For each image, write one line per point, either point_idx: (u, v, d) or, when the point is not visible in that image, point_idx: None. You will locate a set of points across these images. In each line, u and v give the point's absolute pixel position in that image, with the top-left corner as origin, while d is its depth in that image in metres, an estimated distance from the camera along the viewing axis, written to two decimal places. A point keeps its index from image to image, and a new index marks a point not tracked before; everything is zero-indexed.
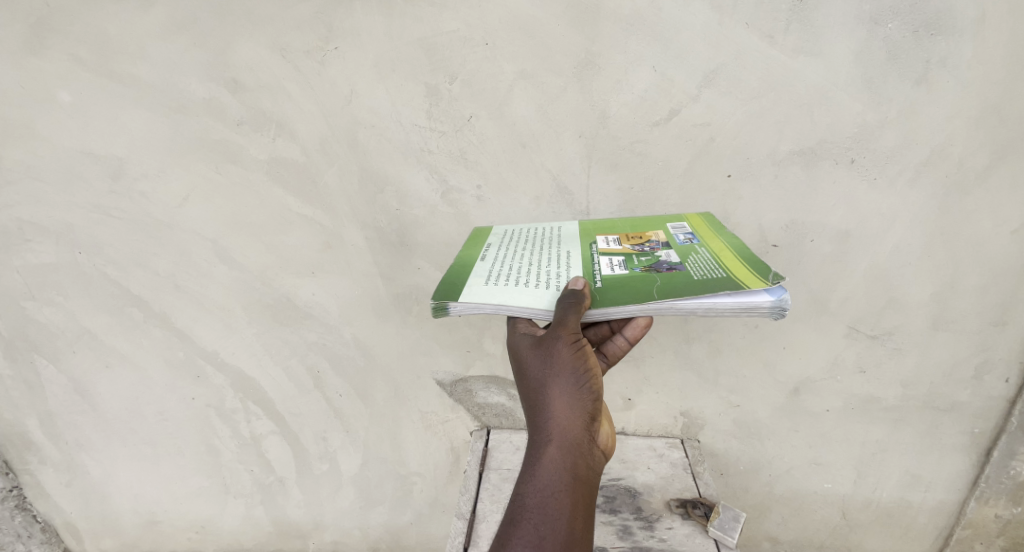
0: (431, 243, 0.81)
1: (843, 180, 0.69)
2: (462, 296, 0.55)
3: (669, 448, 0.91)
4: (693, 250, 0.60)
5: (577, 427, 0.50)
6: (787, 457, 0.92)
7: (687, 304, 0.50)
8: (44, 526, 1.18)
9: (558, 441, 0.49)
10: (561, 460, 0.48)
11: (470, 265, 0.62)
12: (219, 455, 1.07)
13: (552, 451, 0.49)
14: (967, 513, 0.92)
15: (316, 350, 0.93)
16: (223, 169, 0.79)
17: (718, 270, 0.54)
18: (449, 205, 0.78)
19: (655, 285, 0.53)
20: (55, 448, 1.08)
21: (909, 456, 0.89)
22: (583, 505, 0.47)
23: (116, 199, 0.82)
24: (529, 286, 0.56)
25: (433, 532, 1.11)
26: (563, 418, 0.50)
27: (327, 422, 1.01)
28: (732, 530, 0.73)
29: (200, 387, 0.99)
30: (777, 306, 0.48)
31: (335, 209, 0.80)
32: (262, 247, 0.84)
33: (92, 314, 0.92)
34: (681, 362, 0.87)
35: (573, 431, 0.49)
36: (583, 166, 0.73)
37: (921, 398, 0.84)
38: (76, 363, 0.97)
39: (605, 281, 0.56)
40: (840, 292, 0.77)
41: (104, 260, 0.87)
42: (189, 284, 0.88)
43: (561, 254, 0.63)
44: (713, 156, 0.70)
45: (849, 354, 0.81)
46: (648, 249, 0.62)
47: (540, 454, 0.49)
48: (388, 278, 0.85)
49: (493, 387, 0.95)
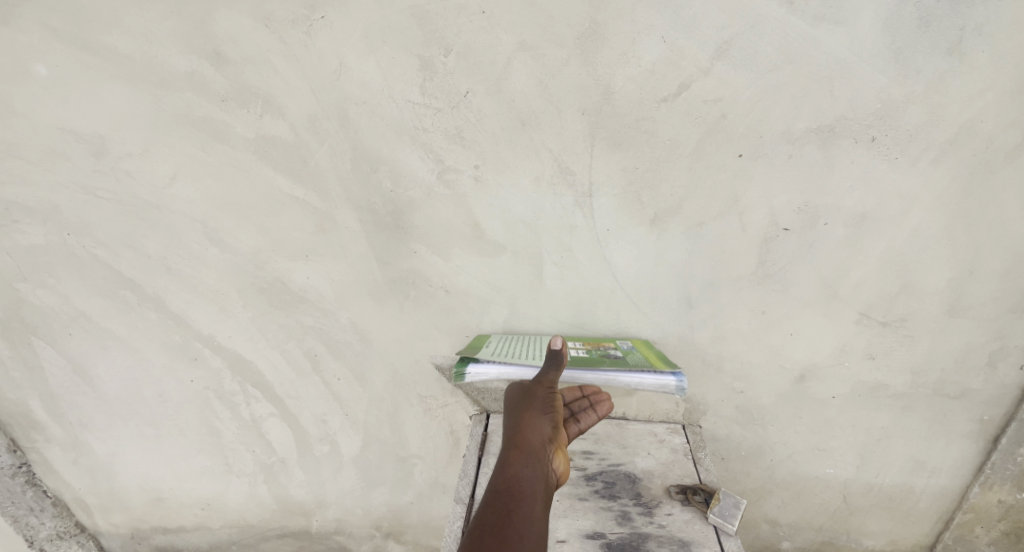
0: (426, 226, 0.78)
1: (862, 159, 0.65)
2: (476, 361, 0.69)
3: (670, 434, 0.89)
4: (632, 349, 0.75)
5: (542, 447, 0.57)
6: (789, 442, 0.92)
7: (624, 378, 0.66)
8: (54, 501, 1.20)
9: (523, 451, 0.56)
10: (526, 468, 0.55)
11: (476, 348, 0.75)
12: (221, 436, 1.07)
13: (518, 457, 0.56)
14: (970, 498, 0.91)
15: (313, 333, 0.92)
16: (209, 148, 0.75)
17: (646, 361, 0.70)
18: (446, 186, 0.75)
19: (605, 362, 0.69)
20: (59, 428, 1.08)
21: (915, 443, 0.88)
22: (541, 501, 0.53)
23: (102, 178, 0.79)
24: (524, 357, 0.69)
25: (434, 512, 1.12)
26: (531, 434, 0.58)
27: (326, 404, 1.00)
28: (731, 518, 0.72)
29: (198, 369, 0.98)
30: (679, 385, 0.65)
31: (328, 190, 0.77)
32: (253, 229, 0.81)
33: (85, 296, 0.90)
34: (684, 348, 0.84)
35: (537, 446, 0.57)
36: (585, 145, 0.69)
37: (931, 385, 0.81)
38: (73, 345, 0.96)
39: (572, 358, 0.70)
40: (852, 278, 0.74)
41: (94, 242, 0.84)
42: (182, 267, 0.86)
43: (544, 344, 0.76)
44: (724, 134, 0.66)
45: (859, 340, 0.79)
46: (603, 346, 0.76)
47: (509, 462, 0.56)
48: (384, 263, 0.83)
49: (493, 372, 0.93)
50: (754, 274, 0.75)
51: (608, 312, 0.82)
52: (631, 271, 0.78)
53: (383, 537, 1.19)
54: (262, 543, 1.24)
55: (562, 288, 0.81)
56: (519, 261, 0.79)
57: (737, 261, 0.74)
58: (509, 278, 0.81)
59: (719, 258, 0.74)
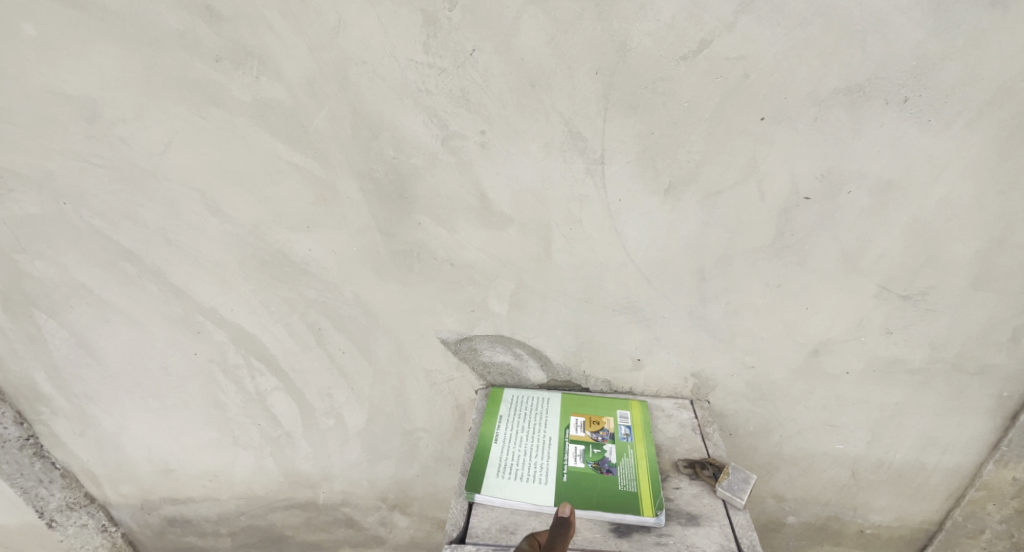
0: (430, 195, 0.76)
1: (892, 122, 0.62)
2: (484, 480, 0.72)
3: (678, 409, 0.88)
4: (626, 447, 0.78)
5: None
6: (799, 418, 0.90)
7: (610, 515, 0.67)
8: (63, 473, 1.21)
9: None
10: None
11: (484, 447, 0.78)
12: (226, 409, 1.07)
13: None
14: (983, 475, 0.91)
15: (316, 307, 0.90)
16: (205, 112, 0.72)
17: (632, 484, 0.71)
18: (451, 153, 0.72)
19: (595, 488, 0.71)
20: (65, 400, 1.08)
21: (928, 419, 0.86)
22: None
23: (96, 145, 0.76)
24: (526, 481, 0.72)
25: (440, 484, 1.13)
26: None
27: (331, 378, 1.00)
28: (741, 492, 0.70)
29: (202, 343, 0.97)
30: (656, 524, 0.66)
31: (328, 157, 0.74)
32: (252, 199, 0.79)
33: (84, 267, 0.89)
34: (696, 323, 0.82)
35: None
36: (598, 108, 0.66)
37: (949, 360, 0.79)
38: (75, 318, 0.95)
39: (567, 474, 0.73)
40: (874, 250, 0.71)
41: (91, 212, 0.82)
42: (181, 238, 0.84)
43: (545, 438, 0.79)
44: (746, 95, 0.62)
45: (877, 315, 0.76)
46: (600, 439, 0.79)
47: None
48: (387, 234, 0.80)
49: (499, 346, 0.91)
50: (771, 246, 0.73)
51: (618, 286, 0.80)
52: (643, 243, 0.75)
53: (389, 509, 1.20)
54: (270, 514, 1.26)
55: (571, 261, 0.78)
56: (526, 233, 0.77)
57: (754, 232, 0.72)
58: (516, 251, 0.79)
59: (736, 229, 0.72)
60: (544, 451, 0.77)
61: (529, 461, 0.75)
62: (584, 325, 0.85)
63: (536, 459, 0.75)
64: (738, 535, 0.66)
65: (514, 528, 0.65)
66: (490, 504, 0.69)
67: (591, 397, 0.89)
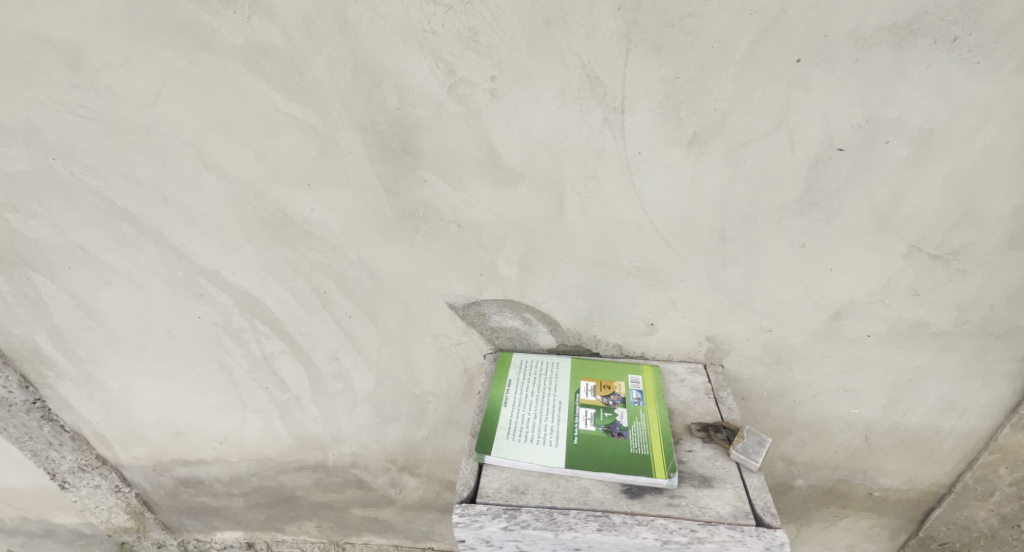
0: (437, 150, 0.71)
1: (940, 64, 0.57)
2: (495, 441, 0.71)
3: (691, 373, 0.87)
4: (637, 412, 0.76)
5: None
6: (815, 382, 0.89)
7: (622, 478, 0.66)
8: (73, 435, 1.23)
9: None
10: None
11: (494, 409, 0.77)
12: (233, 373, 1.06)
13: None
14: (999, 439, 0.90)
15: (320, 269, 0.88)
16: (195, 58, 0.67)
17: (644, 447, 0.70)
18: (458, 102, 0.67)
19: (607, 451, 0.69)
20: (71, 363, 1.07)
21: (948, 383, 0.85)
22: None
23: (82, 95, 0.72)
24: (538, 443, 0.70)
25: (448, 447, 1.13)
26: None
27: (338, 342, 0.98)
28: (756, 455, 0.69)
29: (205, 306, 0.95)
30: (669, 486, 0.65)
31: (328, 108, 0.69)
32: (249, 154, 0.75)
33: (80, 228, 0.86)
34: (713, 285, 0.79)
35: None
36: (619, 51, 0.61)
37: (975, 323, 0.77)
38: (74, 280, 0.93)
39: (579, 437, 0.71)
40: (907, 207, 0.67)
41: (82, 168, 0.79)
42: (178, 196, 0.81)
43: (556, 402, 0.78)
44: (781, 34, 0.57)
45: (905, 276, 0.73)
46: (612, 404, 0.77)
47: None
48: (391, 193, 0.77)
49: (508, 311, 0.89)
50: (798, 203, 0.69)
51: (633, 248, 0.76)
52: (662, 202, 0.71)
53: (398, 471, 1.21)
54: (281, 476, 1.27)
55: (585, 221, 0.75)
56: (538, 191, 0.73)
57: (781, 188, 0.68)
58: (527, 211, 0.75)
59: (762, 184, 0.68)
60: (555, 415, 0.75)
61: (539, 424, 0.74)
62: (597, 288, 0.82)
63: (546, 423, 0.74)
64: (752, 496, 0.64)
65: (526, 489, 0.65)
66: (500, 465, 0.68)
67: (601, 361, 0.87)
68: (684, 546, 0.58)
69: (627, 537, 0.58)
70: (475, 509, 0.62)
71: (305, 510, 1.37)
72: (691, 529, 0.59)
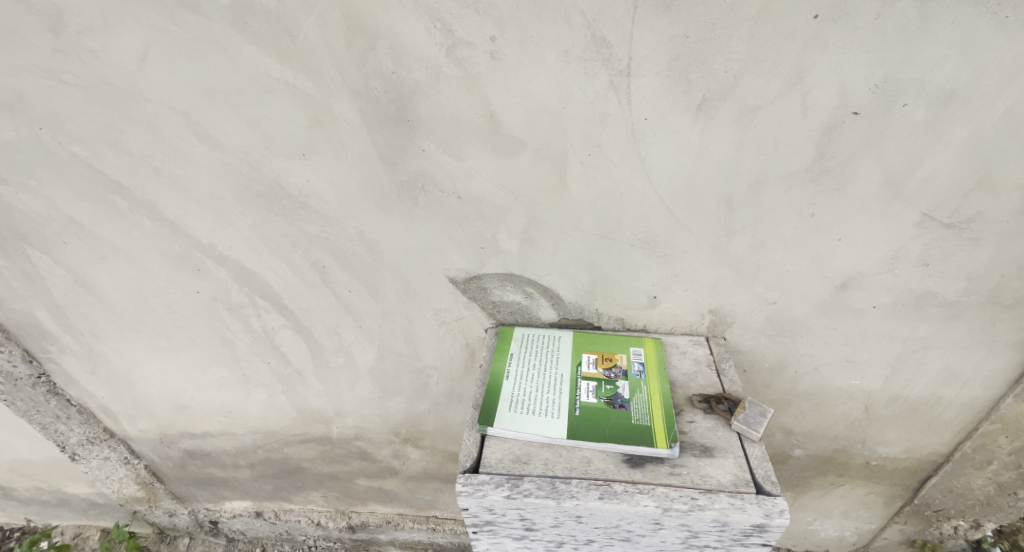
0: (435, 117, 0.69)
1: (966, 19, 0.53)
2: (497, 413, 0.70)
3: (693, 346, 0.86)
4: (639, 384, 0.76)
5: None
6: (818, 354, 0.89)
7: (624, 448, 0.66)
8: (79, 409, 1.24)
9: None
10: None
11: (496, 382, 0.76)
12: (234, 347, 1.06)
13: None
14: (1000, 409, 0.90)
15: (318, 243, 0.86)
16: (179, 19, 0.64)
17: (646, 418, 0.70)
18: (457, 66, 0.64)
19: (609, 422, 0.69)
20: (72, 338, 1.07)
21: (952, 354, 0.84)
22: None
23: (64, 59, 0.68)
24: (541, 415, 0.70)
25: (451, 420, 1.14)
26: None
27: (338, 317, 0.98)
28: (757, 425, 0.68)
29: (203, 281, 0.94)
30: (671, 455, 0.65)
31: (321, 73, 0.66)
32: (242, 123, 0.72)
33: (72, 201, 0.84)
34: (719, 257, 0.78)
35: None
36: (627, 7, 0.57)
37: (984, 293, 0.76)
38: (70, 254, 0.92)
39: (581, 409, 0.71)
40: (921, 174, 0.65)
41: (70, 138, 0.76)
42: (170, 167, 0.78)
43: (558, 375, 0.77)
44: None
45: (915, 246, 0.72)
46: (613, 376, 0.77)
47: None
48: (389, 163, 0.74)
49: (509, 285, 0.87)
50: (808, 171, 0.67)
51: (638, 219, 0.75)
52: (668, 170, 0.69)
53: (402, 443, 1.23)
54: (286, 448, 1.29)
55: (588, 192, 0.73)
56: (540, 160, 0.70)
57: (791, 155, 0.65)
58: (528, 181, 0.73)
59: (772, 151, 0.65)
60: (556, 387, 0.75)
61: (541, 396, 0.73)
62: (600, 261, 0.81)
63: (548, 395, 0.74)
64: (752, 466, 0.65)
65: (528, 459, 0.65)
66: (503, 436, 0.68)
67: (603, 334, 0.86)
68: (685, 513, 0.58)
69: (629, 505, 0.59)
70: (478, 478, 0.62)
71: (311, 481, 1.40)
72: (692, 496, 0.60)
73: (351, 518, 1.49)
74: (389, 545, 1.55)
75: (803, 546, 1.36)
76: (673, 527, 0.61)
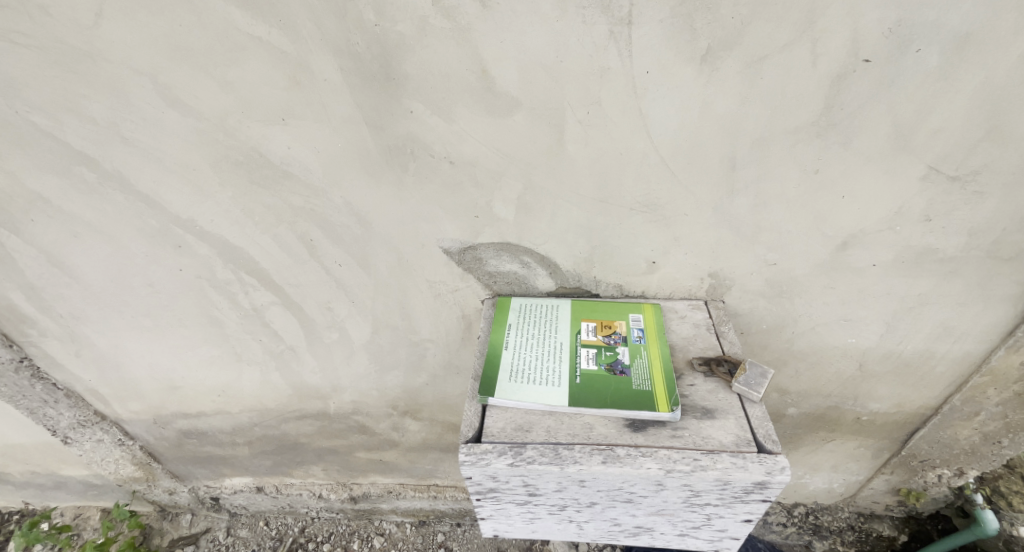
0: (423, 75, 0.64)
1: None
2: (497, 385, 0.69)
3: (693, 310, 0.85)
4: (639, 350, 0.75)
5: None
6: (815, 314, 0.89)
7: (626, 413, 0.65)
8: (67, 393, 1.21)
9: None
10: None
11: (495, 352, 0.75)
12: (224, 325, 1.03)
13: None
14: (991, 362, 0.92)
15: (304, 216, 0.82)
16: None
17: (647, 383, 0.69)
18: (445, 16, 0.59)
19: (610, 388, 0.68)
20: (51, 321, 1.03)
21: (948, 309, 0.85)
22: None
23: (12, 16, 0.62)
24: (542, 384, 0.69)
25: (449, 392, 1.14)
26: None
27: (329, 291, 0.95)
28: (758, 386, 0.68)
29: (185, 258, 0.90)
30: (673, 419, 0.65)
31: (297, 27, 0.61)
32: (214, 86, 0.67)
33: (37, 175, 0.79)
34: (719, 219, 0.76)
35: None
36: None
37: (984, 247, 0.76)
38: (41, 233, 0.87)
39: (581, 376, 0.70)
40: (930, 124, 0.63)
41: (27, 106, 0.70)
42: (139, 136, 0.73)
43: (557, 344, 0.76)
44: None
45: (919, 201, 0.71)
46: (613, 343, 0.76)
47: None
48: (375, 127, 0.70)
49: (505, 255, 0.85)
50: (815, 125, 0.64)
51: (637, 181, 0.72)
52: (670, 127, 0.66)
53: (400, 415, 1.23)
54: (283, 424, 1.28)
55: (587, 152, 0.69)
56: (536, 119, 0.67)
57: (798, 108, 0.63)
58: (524, 143, 0.69)
59: (778, 104, 0.63)
60: (556, 356, 0.74)
61: (541, 365, 0.72)
62: (598, 227, 0.78)
63: (548, 363, 0.73)
64: (753, 426, 0.64)
65: (530, 427, 0.64)
66: (504, 406, 0.68)
67: (601, 302, 0.85)
68: (688, 474, 0.58)
69: (631, 468, 0.59)
70: (481, 448, 0.61)
71: (311, 456, 1.40)
72: (694, 458, 0.60)
73: (353, 489, 1.51)
74: (391, 513, 1.58)
75: (793, 499, 1.41)
76: (675, 488, 0.61)
